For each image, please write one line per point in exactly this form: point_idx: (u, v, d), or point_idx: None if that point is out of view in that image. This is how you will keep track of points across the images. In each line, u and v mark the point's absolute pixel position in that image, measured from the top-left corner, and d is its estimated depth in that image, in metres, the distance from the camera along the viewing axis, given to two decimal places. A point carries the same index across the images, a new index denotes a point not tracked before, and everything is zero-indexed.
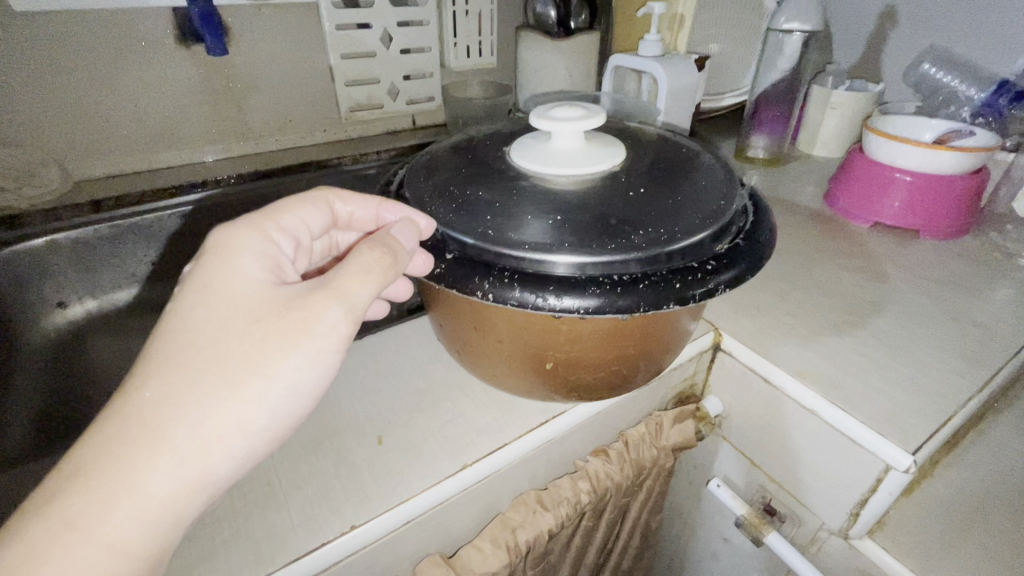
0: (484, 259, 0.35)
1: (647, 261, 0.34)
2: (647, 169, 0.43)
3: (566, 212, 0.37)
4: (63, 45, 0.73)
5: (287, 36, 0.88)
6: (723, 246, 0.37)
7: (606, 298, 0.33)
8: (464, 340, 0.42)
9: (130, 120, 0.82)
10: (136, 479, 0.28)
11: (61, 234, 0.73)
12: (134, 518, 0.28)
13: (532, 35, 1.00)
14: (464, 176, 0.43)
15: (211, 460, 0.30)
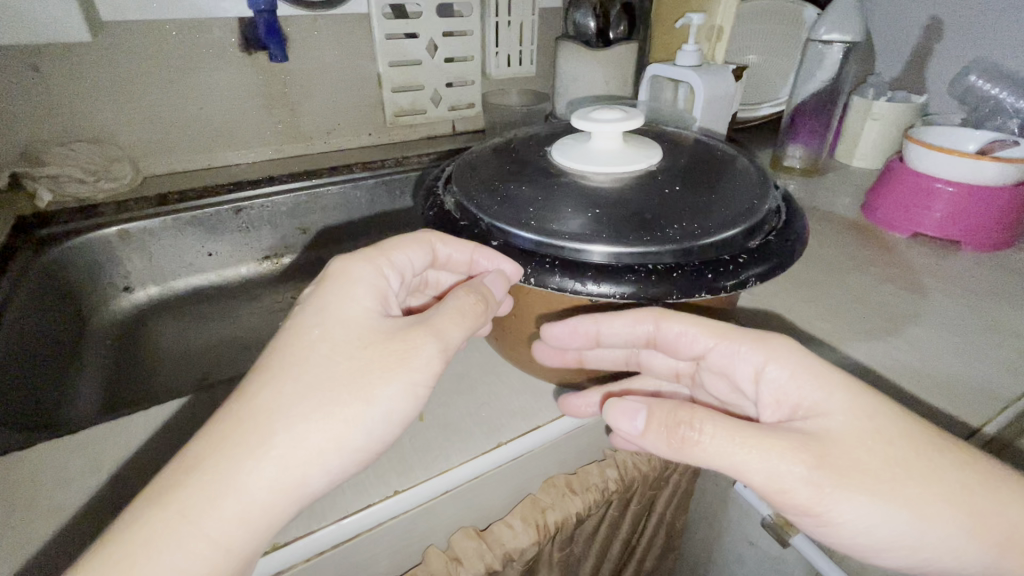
0: (520, 244, 0.38)
1: (680, 253, 0.37)
2: (682, 169, 0.45)
3: (604, 206, 0.39)
4: (142, 53, 0.81)
5: (340, 45, 0.93)
6: (756, 242, 0.39)
7: (641, 285, 0.35)
8: (503, 326, 0.46)
9: (196, 122, 0.89)
10: (244, 480, 0.30)
11: (131, 224, 0.79)
12: (238, 517, 0.30)
13: (571, 45, 1.03)
14: (507, 171, 0.45)
15: (309, 471, 0.32)
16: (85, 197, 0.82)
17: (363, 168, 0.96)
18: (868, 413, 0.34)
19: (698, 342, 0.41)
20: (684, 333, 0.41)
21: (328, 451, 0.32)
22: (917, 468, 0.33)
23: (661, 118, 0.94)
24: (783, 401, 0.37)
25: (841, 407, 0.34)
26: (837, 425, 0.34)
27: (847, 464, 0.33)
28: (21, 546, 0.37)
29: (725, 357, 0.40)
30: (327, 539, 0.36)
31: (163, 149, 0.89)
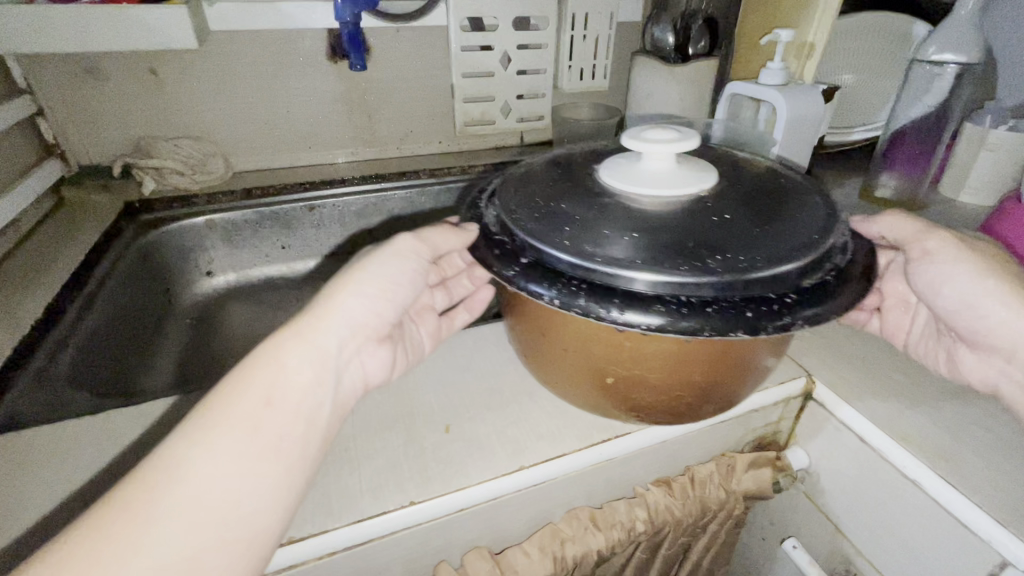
0: (553, 262, 0.37)
1: (722, 286, 0.34)
2: (742, 198, 0.42)
3: (644, 230, 0.37)
4: (242, 60, 0.88)
5: (419, 55, 0.97)
6: (811, 280, 0.35)
7: (669, 317, 0.33)
8: (531, 345, 0.43)
9: (283, 124, 0.96)
10: (310, 320, 0.39)
11: (219, 215, 0.87)
12: (306, 346, 0.37)
13: (648, 60, 1.01)
14: (554, 189, 0.44)
15: (349, 311, 0.40)
16: (182, 188, 0.91)
17: (429, 174, 0.98)
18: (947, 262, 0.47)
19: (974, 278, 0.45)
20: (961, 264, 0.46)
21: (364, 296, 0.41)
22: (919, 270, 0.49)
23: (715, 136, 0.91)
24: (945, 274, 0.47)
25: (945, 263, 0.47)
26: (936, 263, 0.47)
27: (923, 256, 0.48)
28: (84, 498, 0.41)
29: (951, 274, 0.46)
30: (340, 539, 0.36)
31: (253, 148, 0.96)
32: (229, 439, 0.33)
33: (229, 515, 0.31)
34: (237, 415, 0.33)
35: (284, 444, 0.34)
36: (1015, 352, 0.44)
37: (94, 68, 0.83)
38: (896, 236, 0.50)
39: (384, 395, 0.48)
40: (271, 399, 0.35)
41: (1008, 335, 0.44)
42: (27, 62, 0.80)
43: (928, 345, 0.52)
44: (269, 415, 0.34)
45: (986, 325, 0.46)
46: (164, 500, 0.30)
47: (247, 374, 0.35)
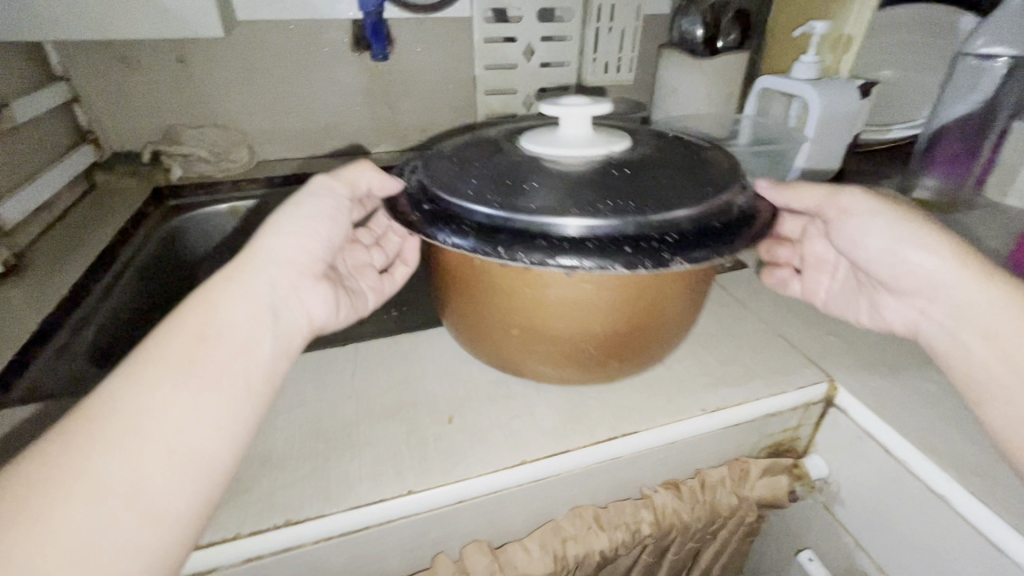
0: (458, 211, 0.39)
1: (604, 231, 0.36)
2: (648, 161, 0.44)
3: (543, 182, 0.40)
4: (269, 50, 0.90)
5: (441, 46, 0.97)
6: (694, 228, 0.38)
7: (550, 254, 0.35)
8: (447, 300, 0.45)
9: (307, 114, 0.97)
10: (240, 263, 0.41)
11: (242, 202, 0.89)
12: (235, 285, 0.39)
13: (675, 53, 0.98)
14: (475, 153, 0.47)
15: (276, 252, 0.42)
16: (208, 175, 0.93)
17: None
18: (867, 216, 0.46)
19: (886, 232, 0.45)
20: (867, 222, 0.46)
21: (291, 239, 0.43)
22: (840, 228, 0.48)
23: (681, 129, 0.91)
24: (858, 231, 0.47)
25: (863, 216, 0.46)
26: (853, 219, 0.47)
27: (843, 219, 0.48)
28: None
29: (860, 229, 0.46)
30: (337, 524, 0.36)
31: (277, 138, 0.98)
32: (166, 373, 0.34)
33: (172, 442, 0.32)
34: (167, 351, 0.35)
35: (225, 376, 0.35)
36: (931, 294, 0.43)
37: (127, 57, 0.85)
38: (806, 204, 0.50)
39: (390, 383, 0.47)
40: (204, 334, 0.36)
41: (920, 278, 0.43)
42: (64, 50, 0.83)
43: (849, 299, 0.54)
44: (204, 349, 0.35)
45: (898, 275, 0.45)
46: (103, 431, 0.31)
47: (182, 312, 0.37)
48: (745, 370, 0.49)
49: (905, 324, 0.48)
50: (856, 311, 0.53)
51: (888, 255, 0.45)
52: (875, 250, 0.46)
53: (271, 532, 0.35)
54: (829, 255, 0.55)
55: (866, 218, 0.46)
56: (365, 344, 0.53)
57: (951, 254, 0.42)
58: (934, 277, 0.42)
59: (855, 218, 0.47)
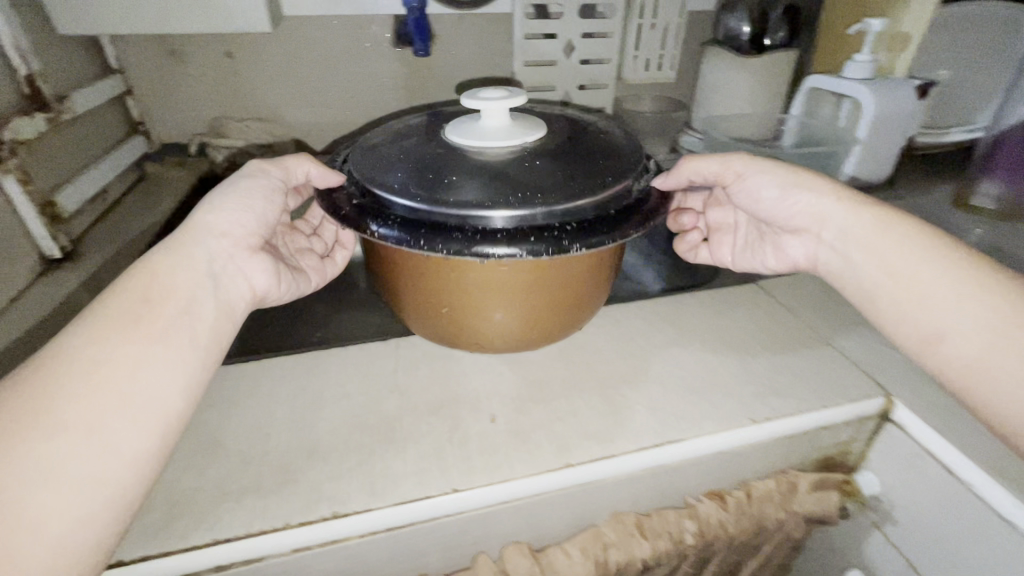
0: (383, 204, 0.43)
1: (512, 221, 0.41)
2: (558, 149, 0.48)
3: (460, 176, 0.44)
4: (313, 45, 0.91)
5: (481, 42, 0.96)
6: (592, 214, 0.43)
7: (464, 244, 0.40)
8: (383, 284, 0.49)
9: (347, 109, 0.98)
10: (179, 237, 0.44)
11: None
12: (176, 256, 0.43)
13: (719, 51, 0.95)
14: (401, 141, 0.51)
15: (216, 227, 0.46)
16: None
17: None
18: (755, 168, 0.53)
19: (772, 185, 0.52)
20: (755, 181, 0.53)
21: (228, 216, 0.47)
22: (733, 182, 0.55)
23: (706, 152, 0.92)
24: (752, 190, 0.53)
25: (753, 172, 0.53)
26: (746, 175, 0.54)
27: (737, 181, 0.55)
28: None
29: (749, 185, 0.54)
30: (383, 519, 0.36)
31: (318, 132, 0.99)
32: (114, 333, 0.37)
33: (121, 390, 0.35)
34: (115, 312, 0.38)
35: (172, 333, 0.39)
36: (819, 227, 0.49)
37: (177, 51, 0.87)
38: (708, 175, 0.54)
39: (433, 379, 0.47)
40: (150, 296, 0.39)
41: (806, 211, 0.50)
42: (120, 43, 0.85)
43: (754, 249, 0.60)
44: (149, 308, 0.39)
45: (790, 215, 0.51)
46: (55, 385, 0.34)
47: (127, 279, 0.40)
48: (795, 380, 0.47)
49: (807, 258, 0.53)
50: (763, 260, 0.59)
51: (779, 199, 0.52)
52: (767, 201, 0.53)
53: (320, 523, 0.35)
54: (728, 217, 0.63)
55: (756, 173, 0.53)
56: (406, 339, 0.53)
57: (824, 189, 0.49)
58: (819, 209, 0.49)
59: (751, 178, 0.53)
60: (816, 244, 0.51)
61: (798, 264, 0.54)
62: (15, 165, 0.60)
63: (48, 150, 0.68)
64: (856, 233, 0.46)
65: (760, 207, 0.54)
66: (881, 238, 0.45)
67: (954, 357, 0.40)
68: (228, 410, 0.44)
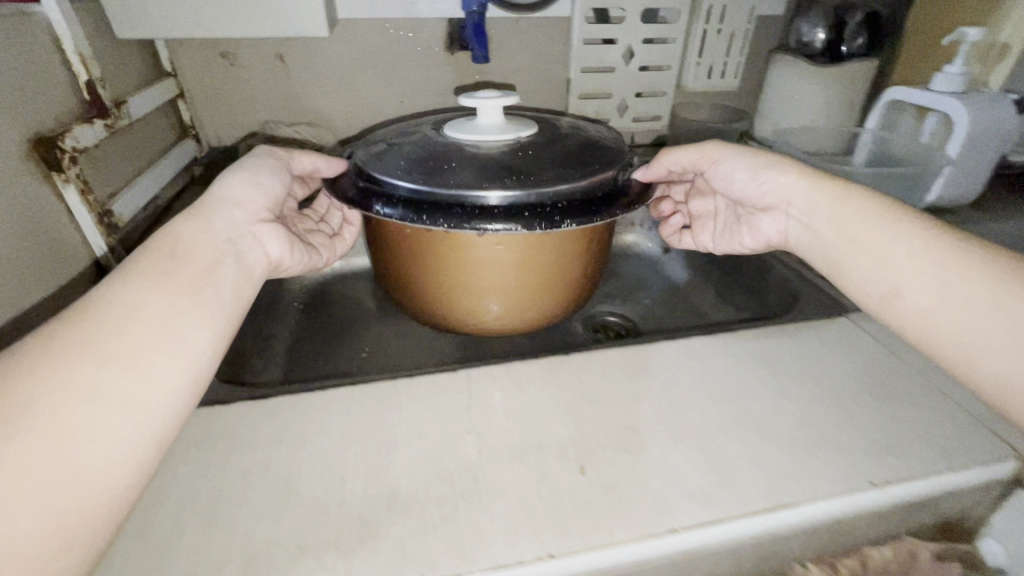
0: (387, 187, 0.47)
1: (508, 200, 0.45)
2: (545, 143, 0.53)
3: (456, 163, 0.48)
4: (366, 49, 0.89)
5: (536, 47, 0.93)
6: (579, 196, 0.47)
7: (465, 219, 0.44)
8: (389, 261, 0.57)
9: (396, 114, 0.96)
10: (200, 210, 0.47)
11: None
12: (199, 224, 0.45)
13: (788, 60, 0.90)
14: (403, 134, 0.56)
15: (232, 204, 0.49)
16: None
17: None
18: (729, 155, 0.61)
19: (741, 170, 0.59)
20: (724, 169, 0.61)
21: (243, 195, 0.51)
22: (712, 170, 0.63)
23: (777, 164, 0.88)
24: (723, 174, 0.61)
25: (725, 159, 0.61)
26: (719, 162, 0.62)
27: (715, 168, 0.62)
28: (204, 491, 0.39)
29: (720, 171, 0.62)
30: None
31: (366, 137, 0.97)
32: (148, 279, 0.39)
33: (161, 328, 0.37)
34: (147, 265, 0.40)
35: (201, 286, 0.41)
36: (784, 202, 0.56)
37: (229, 53, 0.86)
38: (687, 162, 0.63)
39: (511, 420, 0.44)
40: (178, 253, 0.42)
41: (771, 190, 0.57)
42: (174, 46, 0.84)
43: (733, 232, 0.65)
44: (177, 262, 0.41)
45: (756, 196, 0.58)
46: (96, 320, 0.35)
47: (155, 240, 0.42)
48: (909, 435, 0.43)
49: (780, 235, 0.58)
50: (741, 244, 0.64)
51: (749, 179, 0.59)
52: (735, 184, 0.60)
53: None
54: (709, 206, 0.70)
55: (728, 159, 0.61)
56: (478, 371, 0.50)
57: (787, 170, 0.56)
58: (779, 186, 0.56)
59: (724, 163, 0.61)
60: (786, 220, 0.56)
61: (772, 242, 0.59)
62: (76, 175, 0.58)
63: (105, 156, 0.66)
64: (819, 205, 0.52)
65: (730, 187, 0.61)
66: (843, 207, 0.50)
67: (905, 310, 0.44)
68: (300, 446, 0.42)
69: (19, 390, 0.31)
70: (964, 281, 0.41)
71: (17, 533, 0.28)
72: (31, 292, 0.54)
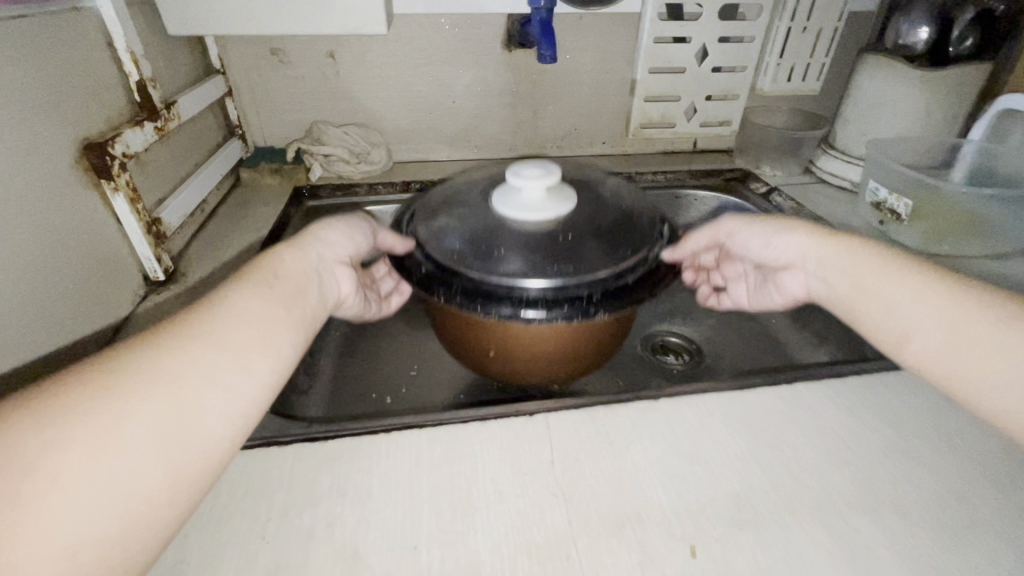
0: (441, 273, 0.43)
1: (550, 288, 0.41)
2: (586, 212, 0.46)
3: (498, 241, 0.43)
4: (420, 46, 0.84)
5: (601, 45, 0.86)
6: (623, 281, 0.42)
7: (512, 311, 0.40)
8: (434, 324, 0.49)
9: (448, 114, 0.91)
10: (309, 232, 0.46)
11: (380, 206, 0.82)
12: (304, 245, 0.44)
13: (880, 61, 0.81)
14: (432, 198, 0.51)
15: (334, 236, 0.47)
16: (345, 176, 0.87)
17: None
18: (745, 220, 0.52)
19: (761, 236, 0.50)
20: (747, 233, 0.51)
21: (345, 230, 0.48)
22: (730, 234, 0.52)
23: (884, 188, 0.75)
24: (746, 244, 0.51)
25: (745, 227, 0.51)
26: (738, 228, 0.52)
27: (735, 233, 0.52)
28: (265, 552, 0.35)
29: (743, 237, 0.51)
30: None
31: (416, 137, 0.93)
32: (256, 291, 0.38)
33: (264, 342, 0.35)
34: (256, 278, 0.39)
35: (299, 309, 0.40)
36: (805, 260, 0.46)
37: (278, 50, 0.82)
38: (702, 239, 0.52)
39: (601, 480, 0.39)
40: (282, 274, 0.41)
41: (791, 252, 0.47)
42: (222, 41, 0.80)
43: (763, 295, 0.55)
44: (280, 281, 0.40)
45: (778, 260, 0.49)
46: (222, 309, 0.35)
47: (263, 258, 0.42)
48: None
49: (804, 292, 0.48)
50: (770, 303, 0.54)
51: (763, 239, 0.49)
52: (757, 250, 0.50)
53: None
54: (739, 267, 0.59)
55: (745, 226, 0.51)
56: (556, 415, 0.44)
57: (796, 226, 0.47)
58: (798, 248, 0.47)
59: (742, 232, 0.51)
60: (807, 278, 0.47)
61: (799, 299, 0.49)
62: (125, 182, 0.55)
63: (155, 160, 0.63)
64: (831, 256, 0.44)
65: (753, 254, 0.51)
66: (846, 251, 0.44)
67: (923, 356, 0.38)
68: (366, 502, 0.37)
69: (144, 366, 0.30)
70: (967, 322, 0.36)
71: (137, 503, 0.27)
72: (79, 307, 0.51)
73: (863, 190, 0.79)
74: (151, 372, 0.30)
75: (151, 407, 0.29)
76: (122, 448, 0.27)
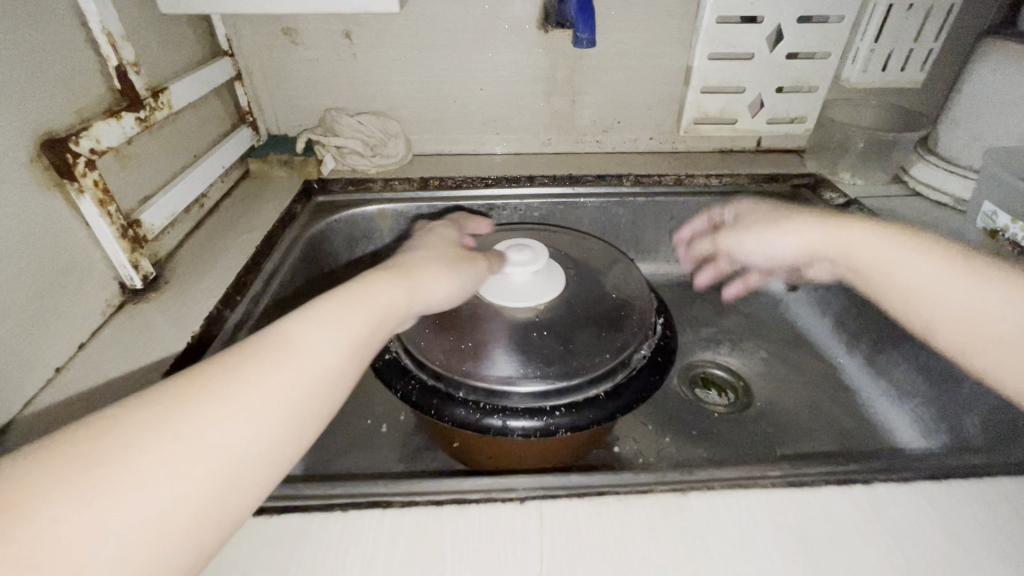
0: (406, 368, 0.43)
1: (538, 396, 0.40)
2: (572, 305, 0.47)
3: (476, 341, 0.43)
4: (443, 24, 0.74)
5: (653, 24, 0.73)
6: (596, 391, 0.41)
7: (468, 415, 0.40)
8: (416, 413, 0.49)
9: (473, 103, 0.81)
10: (419, 276, 0.42)
11: (391, 205, 0.73)
12: (404, 290, 0.40)
13: (1009, 47, 0.63)
14: None
15: (439, 289, 0.42)
16: (360, 170, 0.80)
17: (634, 180, 0.77)
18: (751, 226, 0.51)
19: (766, 241, 0.49)
20: (750, 241, 0.51)
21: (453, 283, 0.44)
22: (742, 234, 0.52)
23: (1004, 214, 0.60)
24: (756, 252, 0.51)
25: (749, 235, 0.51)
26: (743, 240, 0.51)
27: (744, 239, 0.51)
28: None
29: (753, 244, 0.50)
30: None
31: (438, 127, 0.84)
32: (335, 351, 0.34)
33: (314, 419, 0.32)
34: (344, 326, 0.35)
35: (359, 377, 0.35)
36: (824, 253, 0.46)
37: (291, 30, 0.74)
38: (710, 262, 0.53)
39: None
40: (370, 329, 0.36)
41: (803, 251, 0.47)
42: (231, 20, 0.73)
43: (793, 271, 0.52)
44: (362, 338, 0.36)
45: (790, 257, 0.49)
46: (301, 361, 0.32)
47: (363, 298, 0.37)
48: None
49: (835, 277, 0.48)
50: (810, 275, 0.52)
51: (765, 248, 0.50)
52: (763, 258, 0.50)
53: None
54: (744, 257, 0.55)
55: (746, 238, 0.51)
56: (552, 504, 0.35)
57: (796, 223, 0.48)
58: (801, 248, 0.47)
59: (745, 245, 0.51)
60: (832, 268, 0.47)
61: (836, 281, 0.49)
62: (92, 182, 0.49)
63: (143, 153, 0.58)
64: (841, 246, 0.45)
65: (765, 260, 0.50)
66: (840, 232, 0.45)
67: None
68: None
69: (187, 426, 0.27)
70: None
71: None
72: (36, 322, 0.46)
73: (974, 212, 0.64)
74: (195, 420, 0.27)
75: (187, 461, 0.26)
76: (128, 522, 0.24)
